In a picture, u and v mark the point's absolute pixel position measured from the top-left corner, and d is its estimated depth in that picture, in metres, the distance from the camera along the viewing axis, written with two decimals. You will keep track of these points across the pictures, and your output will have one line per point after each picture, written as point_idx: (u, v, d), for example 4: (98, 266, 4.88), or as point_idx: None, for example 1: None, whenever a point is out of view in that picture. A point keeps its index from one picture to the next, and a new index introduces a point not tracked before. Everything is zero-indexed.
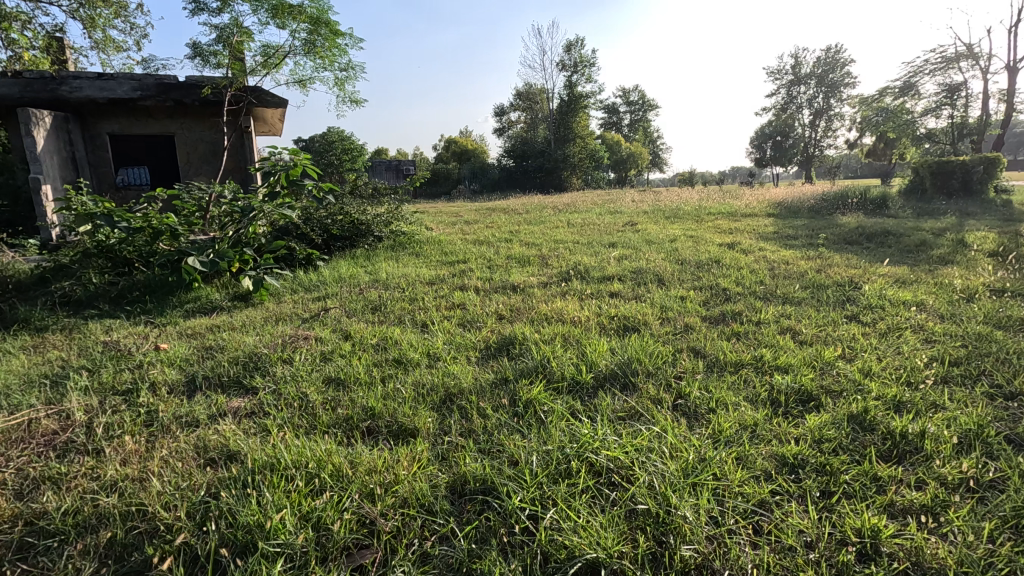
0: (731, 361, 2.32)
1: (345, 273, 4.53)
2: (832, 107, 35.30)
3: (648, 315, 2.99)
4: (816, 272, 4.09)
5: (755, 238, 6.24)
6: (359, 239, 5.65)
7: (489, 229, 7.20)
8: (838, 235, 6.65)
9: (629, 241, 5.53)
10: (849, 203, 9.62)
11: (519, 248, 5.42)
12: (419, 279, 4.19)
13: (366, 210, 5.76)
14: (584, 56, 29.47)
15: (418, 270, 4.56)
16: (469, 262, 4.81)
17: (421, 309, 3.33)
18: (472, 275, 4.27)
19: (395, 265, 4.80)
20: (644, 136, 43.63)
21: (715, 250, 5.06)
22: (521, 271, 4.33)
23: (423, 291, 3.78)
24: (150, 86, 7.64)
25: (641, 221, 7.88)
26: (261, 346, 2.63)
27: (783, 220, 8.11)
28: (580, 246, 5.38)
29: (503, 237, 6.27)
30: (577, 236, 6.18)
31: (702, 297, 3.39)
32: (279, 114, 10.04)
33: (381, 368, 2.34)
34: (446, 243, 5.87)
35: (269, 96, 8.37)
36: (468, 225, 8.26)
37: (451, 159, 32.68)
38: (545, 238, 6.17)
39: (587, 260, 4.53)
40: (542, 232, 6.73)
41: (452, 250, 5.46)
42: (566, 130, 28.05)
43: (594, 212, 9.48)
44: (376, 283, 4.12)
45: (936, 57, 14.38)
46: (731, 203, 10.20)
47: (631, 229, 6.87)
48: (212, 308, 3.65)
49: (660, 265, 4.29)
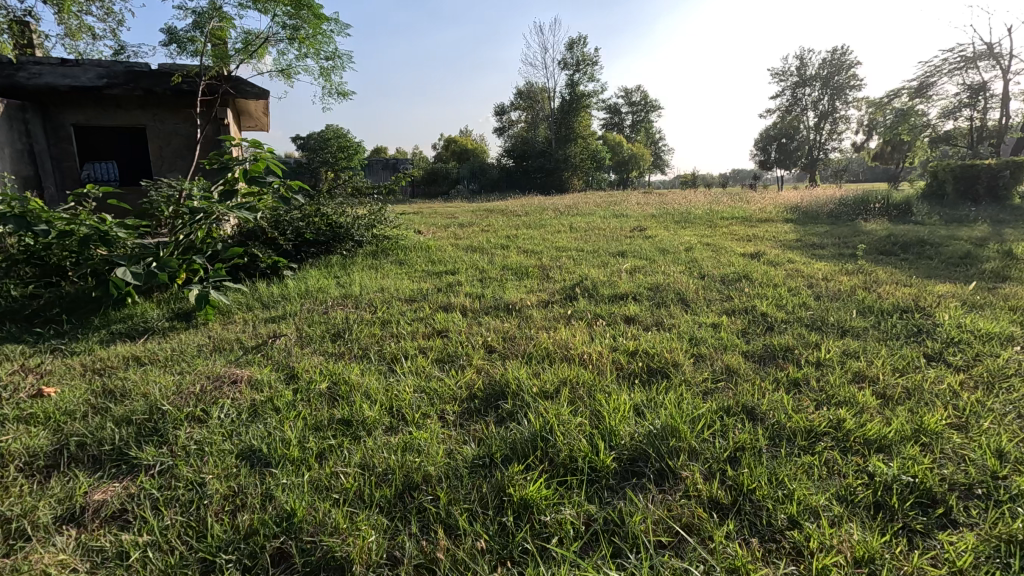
0: (798, 429, 1.70)
1: (314, 286, 3.92)
2: (838, 109, 34.73)
3: (676, 352, 2.37)
4: (864, 291, 3.46)
5: (778, 247, 5.63)
6: (336, 244, 5.02)
7: (484, 234, 6.58)
8: (868, 243, 6.04)
9: (640, 251, 4.91)
10: (870, 208, 9.01)
11: (517, 257, 4.81)
12: (398, 294, 3.57)
13: (344, 212, 5.14)
14: (587, 54, 28.85)
15: (399, 282, 3.95)
16: (459, 274, 4.20)
17: (394, 337, 2.71)
18: (461, 290, 3.65)
19: (373, 276, 4.18)
20: (646, 137, 43.07)
21: (739, 262, 4.45)
22: (517, 286, 3.71)
23: (401, 312, 3.16)
24: (118, 74, 7.02)
25: (650, 226, 7.27)
26: (174, 395, 2.00)
27: (803, 226, 7.50)
28: (586, 255, 4.77)
29: (499, 243, 5.66)
30: (581, 243, 5.58)
31: (737, 326, 2.77)
32: (263, 107, 9.42)
33: (324, 433, 1.72)
34: (434, 250, 5.25)
35: (249, 87, 7.75)
36: (462, 228, 7.64)
37: (450, 158, 32.02)
38: (546, 244, 5.57)
39: (594, 274, 3.91)
40: (542, 238, 6.11)
41: (441, 258, 4.84)
42: (567, 129, 27.44)
43: (598, 215, 8.86)
44: (348, 299, 3.50)
45: (955, 56, 13.78)
46: (744, 207, 9.58)
47: (640, 235, 6.26)
48: (144, 330, 3.03)
49: (680, 281, 3.67)
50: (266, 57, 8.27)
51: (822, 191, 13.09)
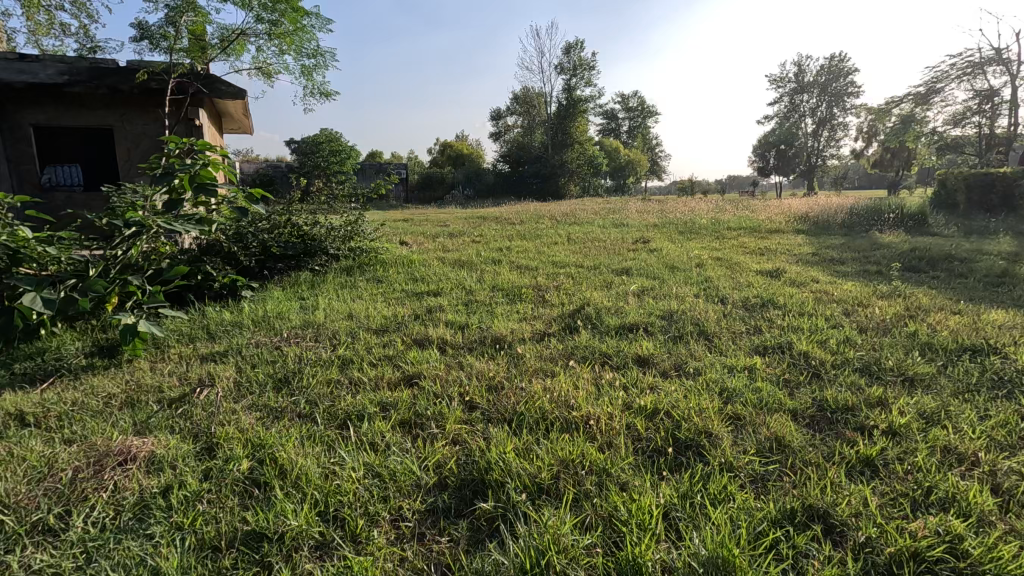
0: (899, 553, 1.19)
1: (274, 310, 3.39)
2: (836, 116, 34.48)
3: (706, 412, 1.86)
4: (912, 322, 2.97)
5: (796, 263, 5.15)
6: (306, 259, 4.50)
7: (474, 245, 6.06)
8: (893, 258, 5.56)
9: (646, 268, 4.42)
10: (884, 218, 8.56)
11: (510, 274, 4.30)
12: (367, 322, 3.06)
13: (317, 222, 4.62)
14: (584, 58, 28.49)
15: (373, 306, 3.44)
16: (442, 295, 3.69)
17: (353, 386, 2.19)
18: (441, 317, 3.14)
19: (345, 297, 3.66)
20: (643, 143, 42.76)
21: (759, 282, 3.96)
22: (509, 314, 3.20)
23: (367, 348, 2.64)
24: (81, 71, 6.57)
25: (654, 237, 6.80)
26: (36, 484, 1.47)
27: (817, 238, 7.03)
28: (585, 273, 4.28)
29: (490, 257, 5.14)
30: (580, 258, 5.09)
31: (773, 372, 2.27)
32: (243, 109, 8.91)
33: (222, 559, 1.20)
34: (417, 265, 4.74)
35: (224, 86, 7.28)
36: (453, 238, 7.15)
37: (445, 163, 31.53)
38: (542, 258, 5.07)
39: (596, 298, 3.40)
40: (538, 251, 5.61)
41: (425, 275, 4.33)
42: (564, 135, 27.04)
43: (597, 225, 8.38)
44: (310, 328, 2.98)
45: (962, 61, 13.41)
46: (751, 217, 9.10)
47: (644, 248, 5.76)
48: (54, 369, 2.49)
49: (697, 308, 3.16)
50: (246, 54, 7.79)
51: (828, 199, 12.64)
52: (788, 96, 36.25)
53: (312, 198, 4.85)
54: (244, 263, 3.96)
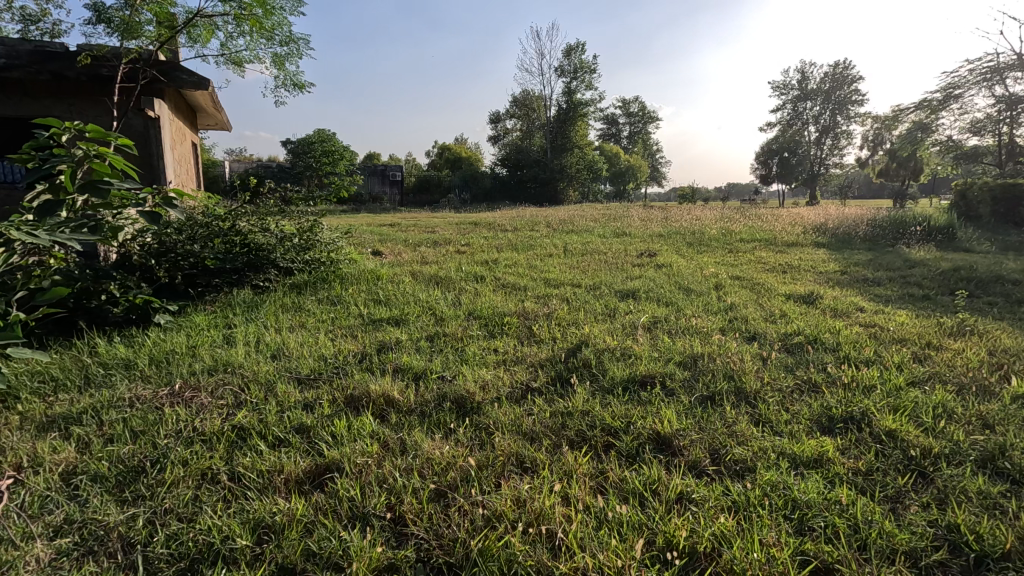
0: None
1: (186, 344, 2.66)
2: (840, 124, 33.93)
3: (777, 566, 1.13)
4: (1014, 377, 2.25)
5: (828, 284, 4.44)
6: (249, 273, 3.77)
7: (455, 257, 5.33)
8: (936, 279, 4.86)
9: (656, 291, 3.68)
10: (911, 231, 7.86)
11: (493, 296, 3.57)
12: (295, 366, 2.33)
13: (264, 229, 3.89)
14: (585, 61, 27.85)
15: (313, 340, 2.71)
16: (404, 325, 2.96)
17: (232, 489, 1.45)
18: (395, 359, 2.41)
19: (283, 326, 2.94)
20: (643, 149, 42.20)
21: (795, 313, 3.23)
22: (483, 357, 2.46)
23: (279, 412, 1.91)
24: (23, 54, 5.75)
25: (661, 249, 6.08)
26: None
27: (841, 252, 6.33)
28: (583, 297, 3.54)
29: (472, 272, 4.42)
30: (577, 275, 4.36)
31: (856, 468, 1.54)
32: (213, 101, 8.15)
33: None
34: (384, 282, 4.01)
35: (184, 74, 6.56)
36: (437, 247, 6.44)
37: (442, 166, 30.79)
38: (532, 276, 4.34)
39: (596, 334, 2.67)
40: (530, 264, 4.90)
41: (390, 296, 3.61)
42: (564, 138, 26.39)
43: (598, 234, 7.68)
44: (217, 375, 2.25)
45: (982, 66, 12.76)
46: (764, 228, 8.37)
47: (651, 264, 5.02)
48: None
49: (727, 352, 2.44)
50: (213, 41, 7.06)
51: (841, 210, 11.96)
52: (791, 104, 35.67)
53: (262, 201, 4.12)
54: (165, 280, 3.22)
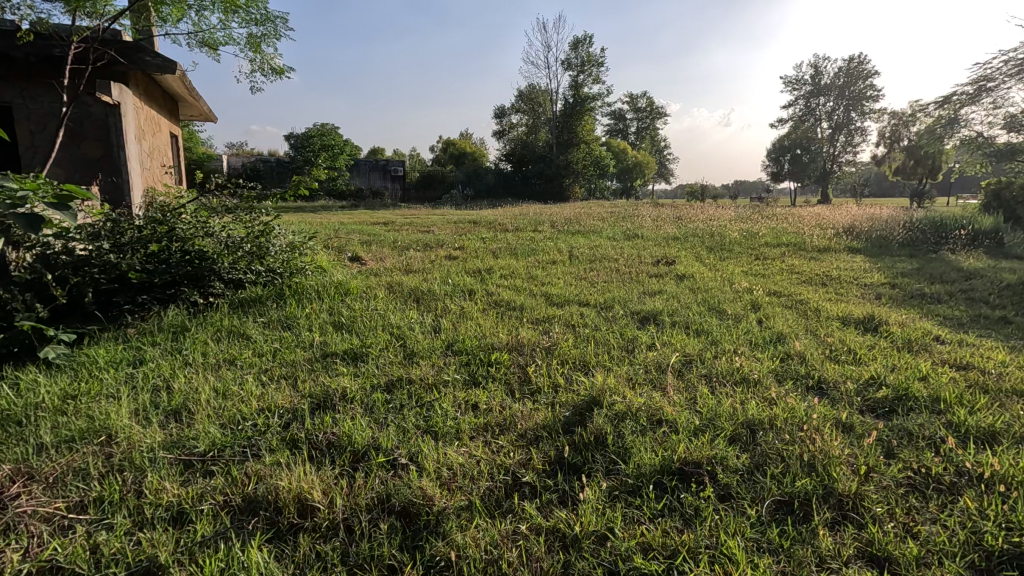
0: None
1: (64, 392, 2.00)
2: (853, 121, 33.02)
3: None
4: None
5: (884, 303, 3.73)
6: (188, 286, 3.10)
7: (444, 264, 4.65)
8: (1006, 296, 4.14)
9: (681, 314, 2.99)
10: (953, 235, 7.11)
11: (481, 320, 2.89)
12: (191, 436, 1.65)
13: (207, 234, 3.21)
14: (593, 54, 27.02)
15: (234, 388, 2.04)
16: (361, 364, 2.28)
17: None
18: (333, 426, 1.73)
19: (205, 366, 2.27)
20: (650, 145, 41.38)
21: (863, 349, 2.53)
22: (457, 421, 1.78)
23: (130, 534, 1.24)
24: None
25: (680, 255, 5.39)
26: None
27: (883, 260, 5.61)
28: (593, 324, 2.85)
29: (460, 284, 3.73)
30: (584, 290, 3.68)
31: None
32: (188, 87, 7.49)
33: None
34: (353, 298, 3.35)
35: (149, 56, 5.91)
36: (428, 250, 5.76)
37: (445, 162, 30.11)
38: (532, 290, 3.66)
39: (612, 384, 1.98)
40: (528, 274, 4.22)
41: (355, 318, 2.94)
42: (570, 133, 25.64)
43: (607, 236, 6.99)
44: (73, 452, 1.57)
45: (1018, 57, 11.91)
46: (788, 231, 7.63)
47: (671, 275, 4.31)
48: None
49: (795, 418, 1.75)
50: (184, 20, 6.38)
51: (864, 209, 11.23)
52: (803, 99, 34.68)
53: (208, 199, 3.43)
54: (62, 300, 2.55)
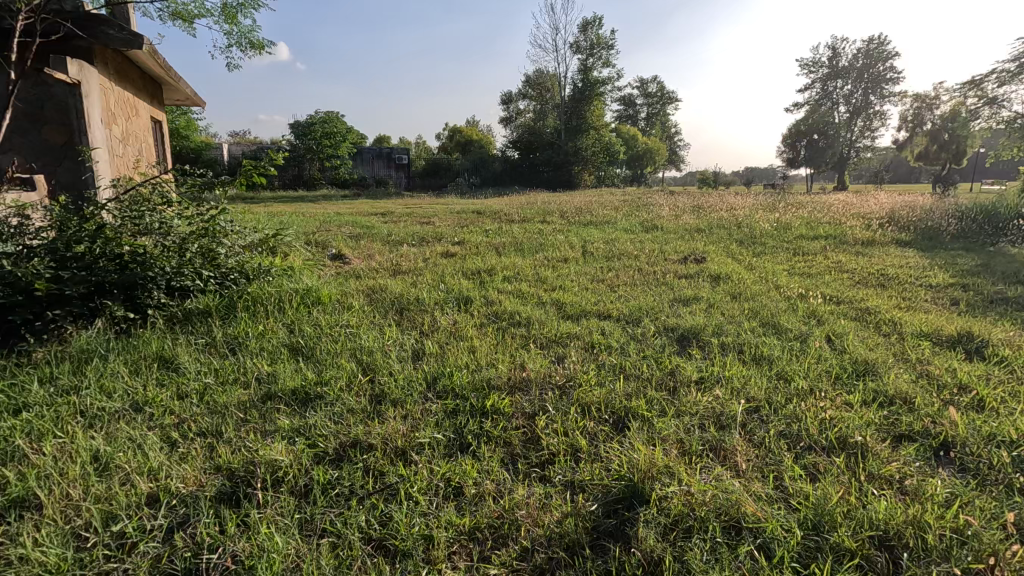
0: None
1: None
2: (872, 104, 31.92)
3: None
4: None
5: (969, 311, 3.07)
6: (116, 296, 2.48)
7: (439, 263, 4.04)
8: None
9: (729, 333, 2.36)
10: (1010, 224, 6.37)
11: (476, 342, 2.28)
12: (12, 558, 1.06)
13: (143, 233, 2.63)
14: (602, 36, 26.08)
15: (123, 456, 1.45)
16: (308, 416, 1.68)
17: None
18: (240, 538, 1.13)
19: (102, 418, 1.68)
20: (661, 131, 40.40)
21: (986, 387, 1.89)
22: (430, 526, 1.19)
23: None
24: None
25: (709, 250, 4.75)
26: None
27: (941, 255, 4.92)
28: (618, 348, 2.24)
29: (455, 290, 3.13)
30: (603, 298, 3.07)
31: None
32: (165, 67, 6.88)
33: None
34: (325, 309, 2.75)
35: (111, 29, 5.32)
36: (425, 245, 5.16)
37: (452, 149, 29.44)
38: (541, 297, 3.04)
39: (658, 457, 1.37)
40: (537, 276, 3.60)
41: (318, 340, 2.34)
42: (578, 119, 24.83)
43: (623, 227, 6.35)
44: None
45: None
46: (822, 221, 6.94)
47: (703, 276, 3.67)
48: None
49: (951, 524, 1.13)
50: None
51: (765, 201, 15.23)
52: (820, 82, 33.53)
53: (147, 190, 2.83)
54: None
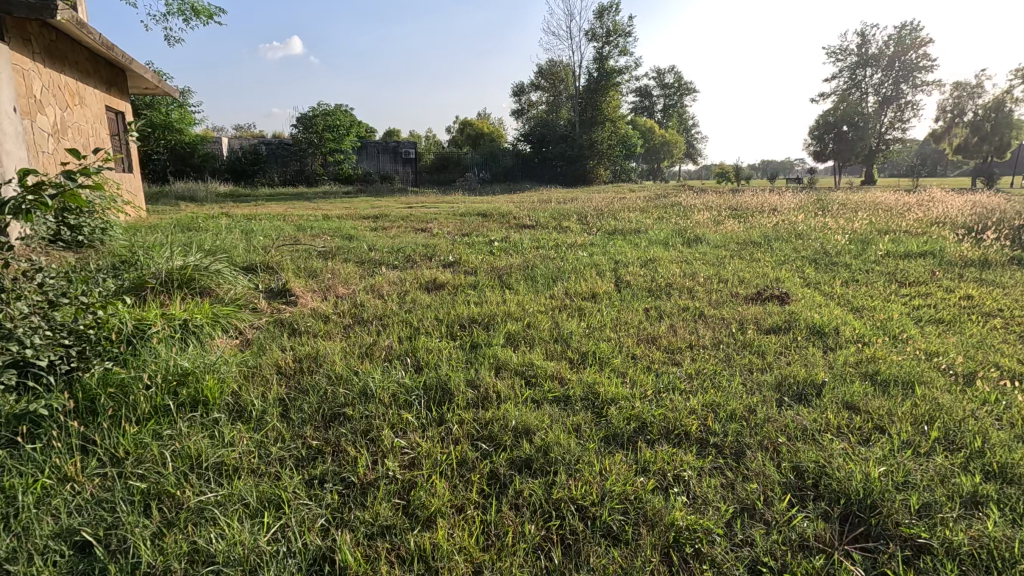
0: None
1: None
2: (904, 95, 30.18)
3: None
4: None
5: None
6: None
7: (419, 303, 2.90)
8: None
9: (947, 515, 1.19)
10: None
11: (443, 536, 1.14)
12: None
13: None
14: (619, 23, 24.70)
15: None
16: None
17: None
18: None
19: None
20: (679, 123, 38.91)
21: None
22: None
23: None
24: None
25: (784, 279, 3.58)
26: None
27: None
28: (733, 563, 1.09)
29: (430, 368, 1.99)
30: (666, 389, 1.91)
31: None
32: (109, 44, 5.77)
33: None
34: (201, 419, 1.62)
35: None
36: (413, 266, 4.03)
37: (463, 143, 28.24)
38: (564, 385, 1.89)
39: None
40: (558, 332, 2.44)
41: (142, 519, 1.21)
42: (594, 110, 23.54)
43: (661, 238, 5.17)
44: None
45: None
46: (900, 230, 5.67)
47: (803, 334, 2.48)
48: None
49: None
50: None
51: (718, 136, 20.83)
52: (848, 71, 31.79)
53: None
54: None
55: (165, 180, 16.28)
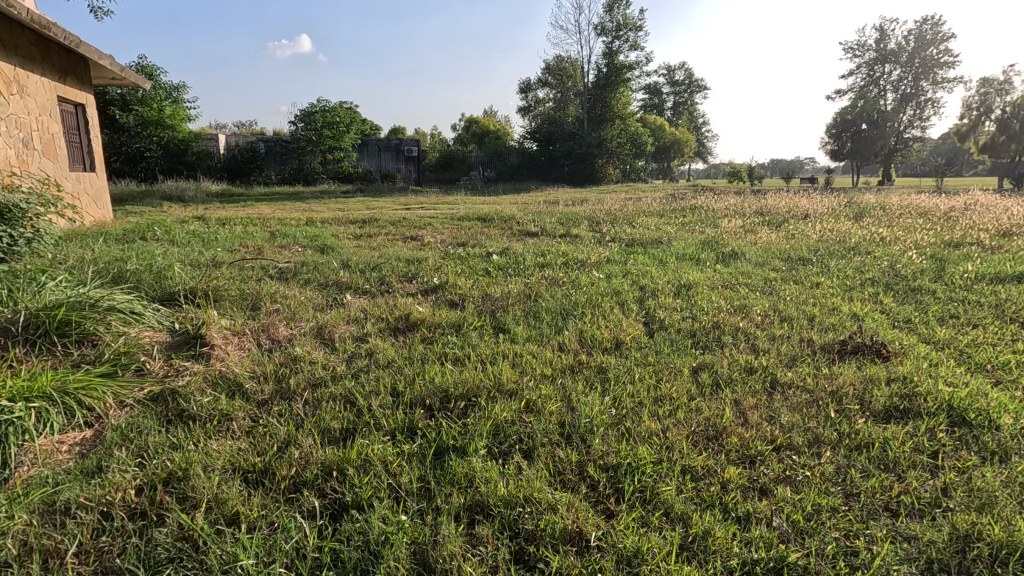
0: None
1: None
2: (924, 92, 29.08)
3: None
4: None
5: None
6: None
7: (375, 359, 2.09)
8: None
9: None
10: None
11: None
12: None
13: None
14: (630, 17, 23.76)
15: None
16: None
17: None
18: None
19: None
20: (689, 121, 37.94)
21: None
22: None
23: None
24: None
25: (865, 318, 2.73)
26: None
27: None
28: None
29: (358, 517, 1.18)
30: (768, 567, 1.09)
31: None
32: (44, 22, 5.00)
33: None
34: None
35: None
36: (387, 293, 3.22)
37: (467, 140, 27.44)
38: (585, 564, 1.07)
39: None
40: (571, 422, 1.61)
41: None
42: (603, 107, 22.65)
43: (690, 254, 4.33)
44: None
45: None
46: (972, 244, 4.79)
47: (943, 426, 1.64)
48: None
49: None
50: None
51: (834, 98, 24.43)
52: (866, 67, 30.63)
53: None
54: None
55: (154, 178, 15.51)
